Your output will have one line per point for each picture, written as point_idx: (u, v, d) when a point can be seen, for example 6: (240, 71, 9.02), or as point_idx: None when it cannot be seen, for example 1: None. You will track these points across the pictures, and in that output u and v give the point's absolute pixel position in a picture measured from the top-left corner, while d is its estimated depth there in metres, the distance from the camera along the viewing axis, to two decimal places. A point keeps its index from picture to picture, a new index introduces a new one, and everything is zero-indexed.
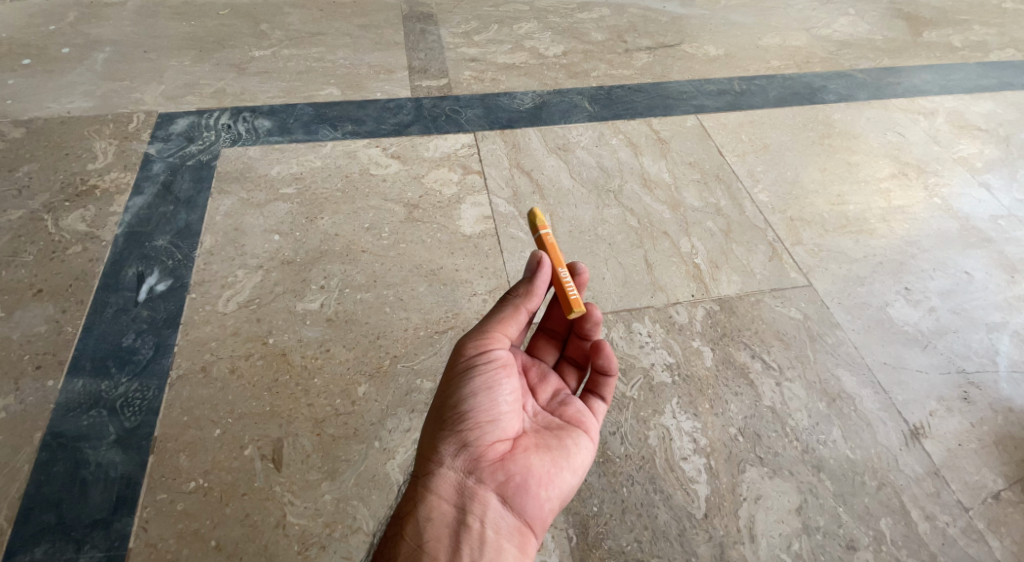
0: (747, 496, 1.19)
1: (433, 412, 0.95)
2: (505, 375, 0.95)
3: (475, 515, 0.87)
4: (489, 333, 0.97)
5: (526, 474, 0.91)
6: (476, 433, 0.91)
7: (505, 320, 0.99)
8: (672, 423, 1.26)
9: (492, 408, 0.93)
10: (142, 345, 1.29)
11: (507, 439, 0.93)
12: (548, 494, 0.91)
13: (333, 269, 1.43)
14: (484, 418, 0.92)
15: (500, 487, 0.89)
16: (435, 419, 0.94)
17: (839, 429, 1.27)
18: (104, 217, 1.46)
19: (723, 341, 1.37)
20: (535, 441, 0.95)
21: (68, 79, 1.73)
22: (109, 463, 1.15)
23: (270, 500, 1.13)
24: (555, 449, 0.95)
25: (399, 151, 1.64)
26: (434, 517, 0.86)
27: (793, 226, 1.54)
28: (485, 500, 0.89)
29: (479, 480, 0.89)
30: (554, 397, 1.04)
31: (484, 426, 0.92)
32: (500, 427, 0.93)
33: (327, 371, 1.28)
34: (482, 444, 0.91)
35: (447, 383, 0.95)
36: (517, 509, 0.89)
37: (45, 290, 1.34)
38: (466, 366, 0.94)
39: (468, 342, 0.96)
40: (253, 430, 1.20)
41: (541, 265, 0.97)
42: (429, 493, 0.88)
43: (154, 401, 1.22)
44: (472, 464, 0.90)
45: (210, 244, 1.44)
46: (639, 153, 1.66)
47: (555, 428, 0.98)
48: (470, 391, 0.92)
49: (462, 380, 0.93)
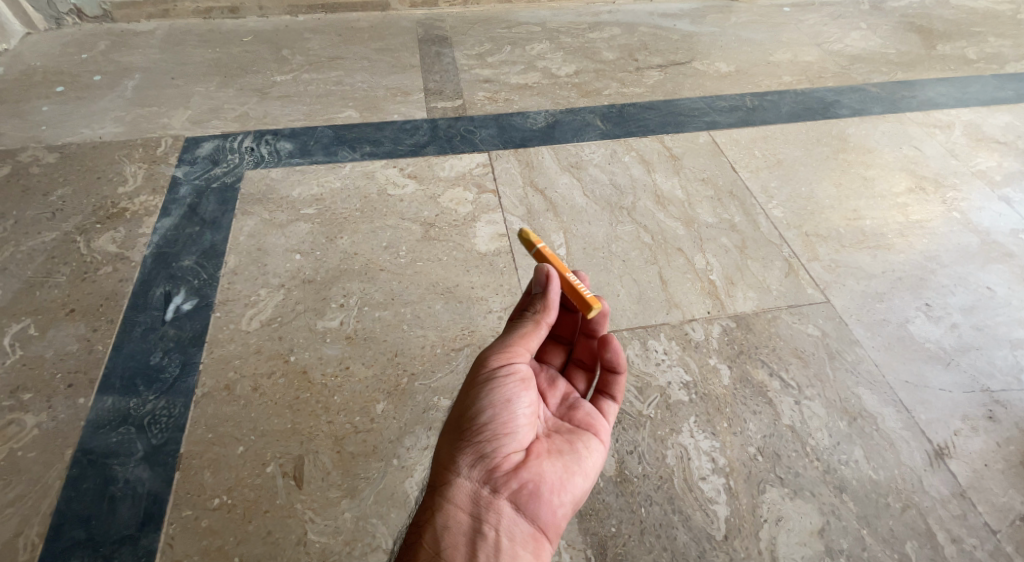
0: (768, 518, 1.18)
1: (448, 423, 0.98)
2: (520, 386, 0.98)
3: (491, 523, 0.90)
4: (510, 347, 0.99)
5: (539, 482, 0.94)
6: (492, 443, 0.94)
7: (527, 335, 1.00)
8: (690, 442, 1.26)
9: (508, 418, 0.96)
10: (169, 363, 1.32)
11: (521, 448, 0.97)
12: (561, 500, 0.95)
13: (352, 288, 1.46)
14: (500, 428, 0.95)
15: (515, 495, 0.92)
16: (451, 431, 0.97)
17: (861, 449, 1.25)
18: (134, 238, 1.51)
19: (740, 359, 1.36)
20: (547, 448, 0.98)
21: (99, 106, 1.80)
22: (136, 479, 1.18)
23: (291, 518, 1.15)
24: (568, 455, 0.98)
25: (416, 171, 1.67)
26: (451, 525, 0.89)
27: (809, 242, 1.53)
28: (500, 508, 0.91)
29: (495, 489, 0.92)
30: (564, 404, 1.08)
31: (500, 436, 0.95)
32: (514, 437, 0.96)
33: (347, 389, 1.31)
34: (497, 454, 0.94)
35: (463, 396, 0.98)
36: (531, 516, 0.92)
37: (77, 310, 1.39)
38: (485, 379, 0.97)
39: (490, 355, 0.99)
40: (275, 447, 1.22)
41: (550, 278, 1.00)
42: (446, 503, 0.91)
43: (180, 419, 1.25)
44: (488, 474, 0.93)
45: (234, 264, 1.48)
46: (652, 171, 1.67)
47: (566, 434, 1.02)
48: (485, 402, 0.96)
49: (479, 392, 0.96)
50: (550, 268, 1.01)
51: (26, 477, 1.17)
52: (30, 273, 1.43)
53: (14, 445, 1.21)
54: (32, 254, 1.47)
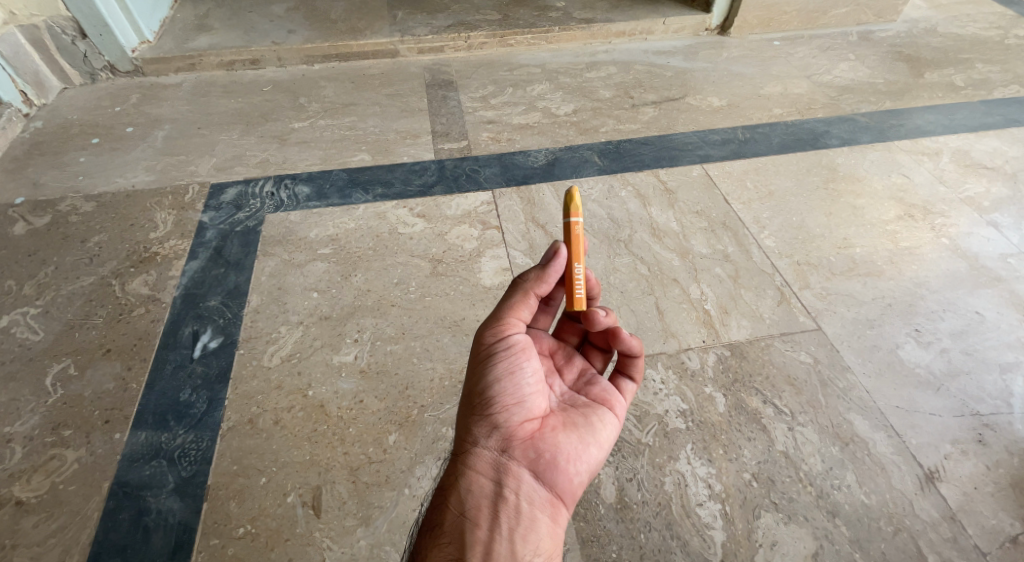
0: (763, 542, 1.24)
1: (466, 396, 1.10)
2: (527, 358, 1.09)
3: (510, 488, 1.02)
4: (512, 322, 1.10)
5: (555, 451, 1.05)
6: (507, 414, 1.06)
7: (519, 308, 1.11)
8: (687, 468, 1.32)
9: (519, 389, 1.07)
10: (197, 399, 1.42)
11: (535, 418, 1.08)
12: (576, 469, 1.06)
13: (366, 323, 1.55)
14: (512, 401, 1.07)
15: (532, 463, 1.04)
16: (469, 403, 1.08)
17: (853, 473, 1.30)
18: (164, 281, 1.63)
19: (735, 387, 1.42)
20: (562, 420, 1.09)
21: (132, 156, 1.93)
22: (168, 510, 1.28)
23: (310, 546, 1.24)
24: (582, 427, 1.09)
25: (424, 211, 1.77)
26: (474, 490, 1.01)
27: (801, 271, 1.59)
28: (519, 475, 1.03)
29: (513, 457, 1.04)
30: (581, 380, 1.18)
31: (513, 408, 1.06)
32: (529, 409, 1.07)
33: (361, 421, 1.39)
34: (513, 424, 1.06)
35: (476, 369, 1.09)
36: (548, 483, 1.04)
37: (112, 350, 1.50)
38: (491, 352, 1.08)
39: (498, 330, 1.09)
40: (295, 477, 1.31)
41: (557, 254, 1.09)
42: (469, 469, 1.03)
43: (207, 452, 1.35)
44: (505, 442, 1.05)
45: (256, 303, 1.58)
46: (648, 205, 1.74)
47: (581, 407, 1.13)
48: (496, 376, 1.07)
49: (488, 366, 1.07)
50: (562, 246, 1.10)
51: (67, 509, 1.28)
52: (69, 316, 1.55)
53: (57, 479, 1.31)
54: (72, 297, 1.59)
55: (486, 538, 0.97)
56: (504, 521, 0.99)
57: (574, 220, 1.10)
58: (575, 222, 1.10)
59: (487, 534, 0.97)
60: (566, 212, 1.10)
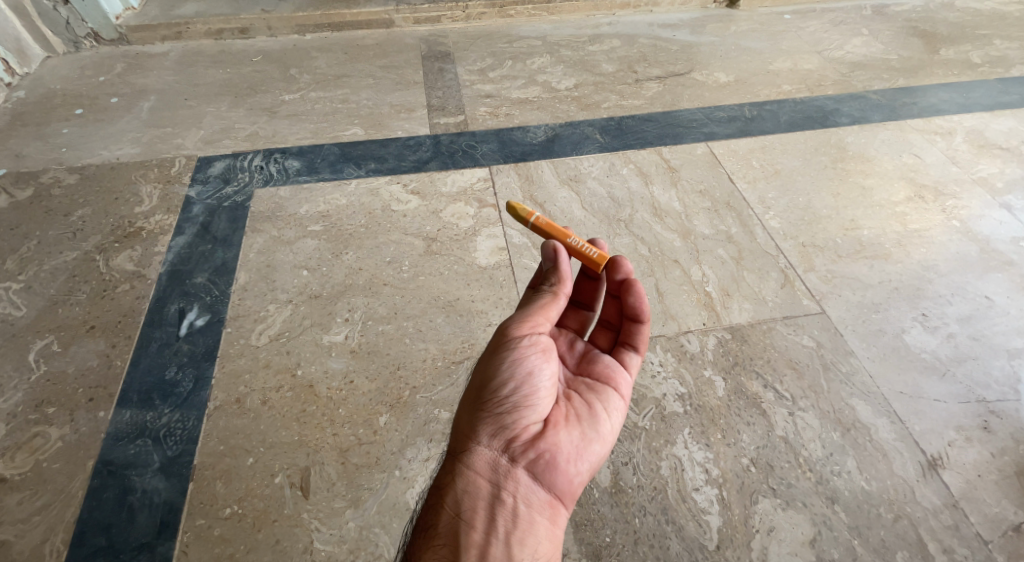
0: (759, 528, 1.22)
1: (470, 394, 1.06)
2: (541, 357, 1.06)
3: (509, 490, 0.99)
4: (527, 320, 1.07)
5: (557, 451, 1.02)
6: (513, 414, 1.02)
7: (547, 307, 1.08)
8: (684, 452, 1.30)
9: (531, 390, 1.04)
10: (184, 378, 1.39)
11: (540, 419, 1.04)
12: (577, 469, 1.03)
13: (357, 303, 1.51)
14: (518, 402, 1.03)
15: (532, 464, 1.01)
16: (473, 401, 1.05)
17: (854, 460, 1.27)
18: (150, 256, 1.58)
19: (735, 370, 1.39)
20: (567, 416, 1.06)
21: (116, 127, 1.87)
22: (153, 489, 1.24)
23: (298, 527, 1.21)
24: (586, 421, 1.06)
25: (418, 187, 1.71)
26: (471, 491, 0.98)
27: (806, 253, 1.54)
28: (517, 477, 1.00)
29: (514, 457, 1.01)
30: (583, 359, 1.17)
31: (520, 408, 1.03)
32: (534, 410, 1.03)
33: (351, 402, 1.35)
34: (518, 424, 1.02)
35: (485, 367, 1.05)
36: (548, 485, 1.01)
37: (97, 326, 1.46)
38: (505, 350, 1.05)
39: (511, 325, 1.07)
40: (283, 458, 1.28)
41: (558, 253, 1.09)
42: (467, 470, 1.00)
43: (193, 431, 1.31)
44: (507, 443, 1.01)
45: (245, 281, 1.54)
46: (650, 183, 1.69)
47: (586, 399, 1.09)
48: (505, 375, 1.03)
49: (499, 364, 1.04)
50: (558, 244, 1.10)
51: (51, 487, 1.24)
52: (52, 292, 1.51)
53: (40, 457, 1.28)
54: (55, 273, 1.54)
55: (482, 541, 0.94)
56: (501, 524, 0.96)
57: (533, 218, 1.14)
58: (536, 219, 1.14)
59: (483, 538, 0.94)
60: (519, 218, 1.14)
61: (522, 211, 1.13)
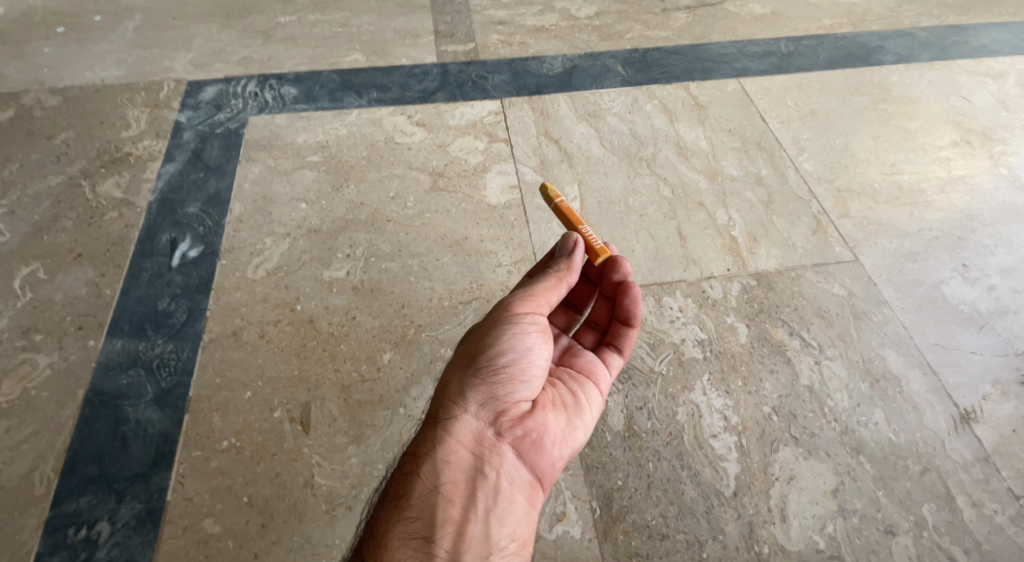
0: (780, 476, 1.16)
1: (458, 366, 1.02)
2: (540, 335, 1.02)
3: (492, 465, 0.95)
4: (527, 299, 1.01)
5: (543, 431, 0.99)
6: (504, 388, 0.98)
7: (548, 290, 1.02)
8: (702, 399, 1.23)
9: (525, 366, 0.99)
10: (177, 309, 1.30)
11: (528, 398, 1.01)
12: (561, 451, 1.00)
13: (358, 239, 1.42)
14: (510, 378, 0.99)
15: (517, 441, 0.98)
16: (462, 374, 1.00)
17: (882, 411, 1.22)
18: (138, 183, 1.48)
19: (759, 317, 1.32)
20: (553, 399, 1.03)
21: (102, 48, 1.75)
22: (148, 420, 1.18)
23: (299, 461, 1.14)
24: (571, 408, 1.03)
25: (424, 118, 1.61)
26: (452, 461, 0.95)
27: (842, 197, 1.46)
28: (501, 453, 0.97)
29: (499, 432, 0.97)
30: (567, 351, 1.14)
31: (512, 384, 0.99)
32: (525, 387, 1.00)
33: (353, 338, 1.28)
34: (507, 398, 0.99)
35: (479, 338, 1.01)
36: (531, 465, 0.98)
37: (84, 254, 1.37)
38: (502, 323, 1.00)
39: (511, 301, 1.01)
40: (282, 393, 1.21)
41: (577, 245, 1.05)
42: (450, 440, 0.96)
43: (188, 363, 1.24)
44: (494, 418, 0.98)
45: (239, 211, 1.44)
46: (675, 120, 1.59)
47: (571, 384, 1.07)
48: (502, 346, 0.99)
49: (495, 337, 0.99)
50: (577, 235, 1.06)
51: (40, 415, 1.17)
52: (36, 217, 1.41)
53: (28, 384, 1.21)
54: (38, 198, 1.44)
55: (460, 517, 0.90)
56: (481, 500, 0.92)
57: (558, 200, 1.11)
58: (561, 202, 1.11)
59: (460, 514, 0.90)
60: (546, 197, 1.13)
61: (551, 191, 1.12)
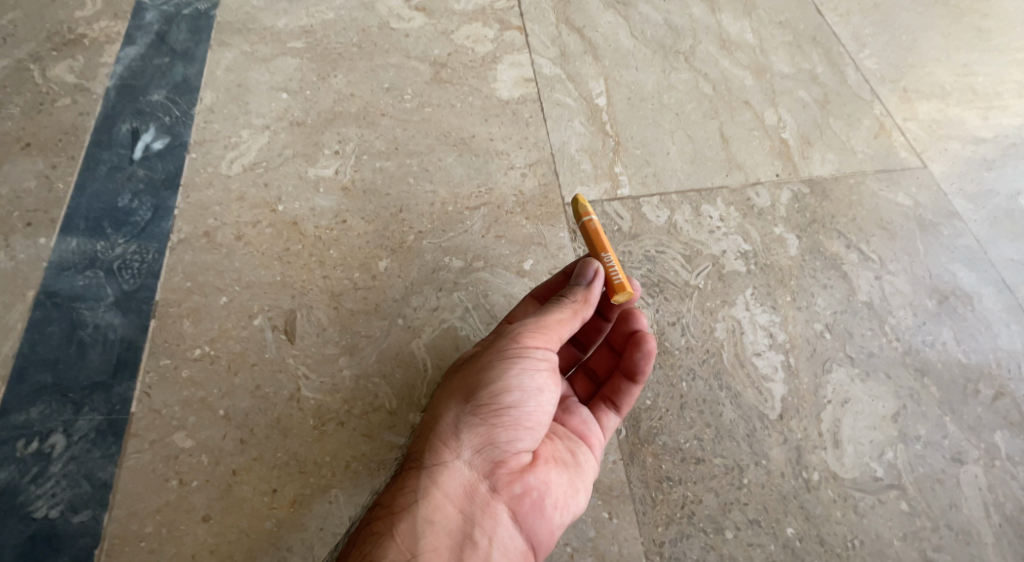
0: (833, 399, 1.00)
1: (449, 402, 0.85)
2: (550, 376, 0.86)
3: (483, 530, 0.78)
4: (537, 331, 0.85)
5: (544, 492, 0.83)
6: (505, 433, 0.83)
7: (560, 324, 0.87)
8: (744, 315, 1.07)
9: (530, 412, 0.84)
10: (140, 207, 1.12)
11: (528, 452, 0.85)
12: (560, 518, 0.84)
13: (348, 133, 1.23)
14: (511, 424, 0.83)
15: (514, 503, 0.81)
16: (454, 413, 0.83)
17: (951, 330, 1.08)
18: (95, 68, 1.28)
19: (812, 229, 1.18)
20: (553, 454, 0.88)
21: None
22: (108, 325, 1.01)
23: (283, 372, 0.97)
24: (573, 468, 0.88)
25: (424, 2, 1.40)
26: (436, 521, 0.77)
27: (907, 97, 1.39)
28: (495, 514, 0.80)
29: (494, 488, 0.81)
30: (561, 406, 0.99)
31: (513, 431, 0.83)
32: (527, 438, 0.84)
33: (344, 243, 1.10)
34: (507, 446, 0.83)
35: (477, 371, 0.85)
36: (527, 532, 0.81)
37: (33, 144, 1.18)
38: (508, 356, 0.84)
39: (521, 330, 0.86)
40: (262, 299, 1.03)
41: (597, 273, 0.89)
42: (436, 491, 0.79)
43: (154, 264, 1.06)
44: (489, 469, 0.82)
45: (210, 101, 1.25)
46: (717, 9, 1.46)
47: (570, 440, 0.92)
48: (508, 382, 0.83)
49: (499, 371, 0.83)
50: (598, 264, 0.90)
51: None
52: None
53: None
54: None
55: None
56: None
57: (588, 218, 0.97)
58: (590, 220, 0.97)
59: None
60: (575, 212, 0.98)
61: (581, 206, 0.97)
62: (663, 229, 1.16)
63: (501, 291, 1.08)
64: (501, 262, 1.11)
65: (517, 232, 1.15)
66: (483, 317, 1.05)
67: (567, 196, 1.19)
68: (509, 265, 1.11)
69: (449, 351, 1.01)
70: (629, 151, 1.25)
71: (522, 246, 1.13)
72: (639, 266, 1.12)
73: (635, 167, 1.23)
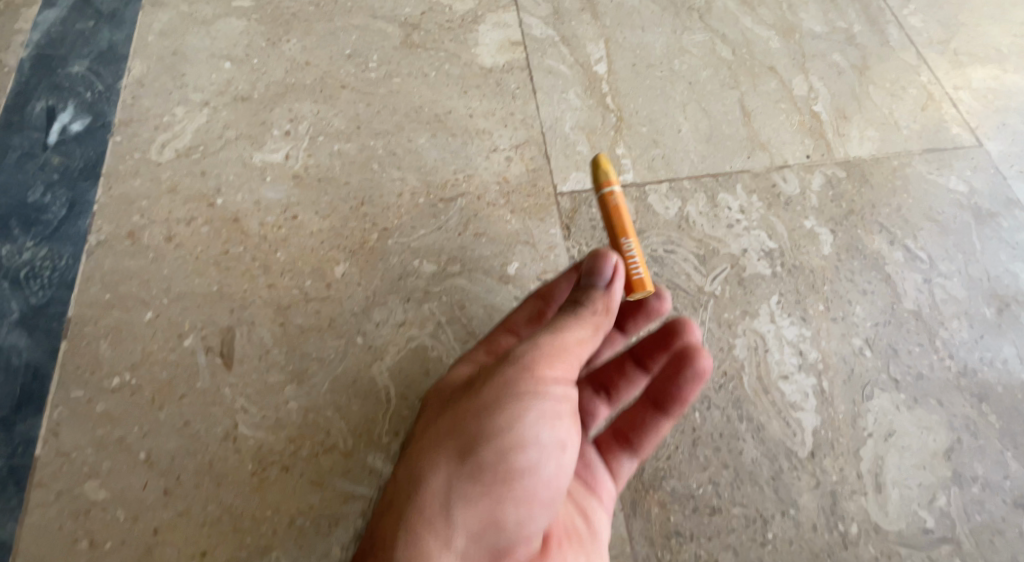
0: (874, 433, 0.84)
1: (431, 461, 0.62)
2: (569, 422, 0.65)
3: None
4: (553, 362, 0.62)
5: None
6: (512, 509, 0.62)
7: (581, 344, 0.64)
8: (769, 329, 0.90)
9: (542, 481, 0.63)
10: (54, 202, 0.95)
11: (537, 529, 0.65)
12: None
13: (302, 109, 1.05)
14: (519, 497, 0.62)
15: None
16: (440, 479, 0.60)
17: (1014, 345, 0.91)
18: (7, 36, 1.09)
19: (851, 221, 1.00)
20: (566, 528, 0.70)
21: None
22: (10, 348, 0.84)
23: (216, 405, 0.81)
24: (587, 541, 0.71)
25: None
26: None
27: (958, 61, 1.20)
28: None
29: None
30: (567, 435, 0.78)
31: (520, 504, 0.62)
32: (537, 511, 0.63)
33: (294, 245, 0.93)
34: (513, 525, 0.62)
35: (470, 421, 0.62)
36: None
37: None
38: (518, 404, 0.61)
39: (530, 358, 0.62)
40: (195, 314, 0.87)
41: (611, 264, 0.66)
42: None
43: (67, 273, 0.89)
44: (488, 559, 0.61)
45: (140, 72, 1.06)
46: None
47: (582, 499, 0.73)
48: (519, 439, 0.61)
49: (502, 424, 0.61)
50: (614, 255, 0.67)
51: None
52: None
53: None
54: None
55: None
56: None
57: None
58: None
59: None
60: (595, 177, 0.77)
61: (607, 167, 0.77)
62: (673, 224, 0.98)
63: (480, 301, 0.91)
64: (481, 266, 0.94)
65: (499, 229, 0.97)
66: (458, 333, 0.88)
67: (560, 184, 1.01)
68: (490, 270, 0.94)
69: (417, 376, 0.84)
70: (633, 128, 1.06)
71: (505, 246, 0.96)
72: (644, 269, 0.95)
73: (640, 148, 1.04)
